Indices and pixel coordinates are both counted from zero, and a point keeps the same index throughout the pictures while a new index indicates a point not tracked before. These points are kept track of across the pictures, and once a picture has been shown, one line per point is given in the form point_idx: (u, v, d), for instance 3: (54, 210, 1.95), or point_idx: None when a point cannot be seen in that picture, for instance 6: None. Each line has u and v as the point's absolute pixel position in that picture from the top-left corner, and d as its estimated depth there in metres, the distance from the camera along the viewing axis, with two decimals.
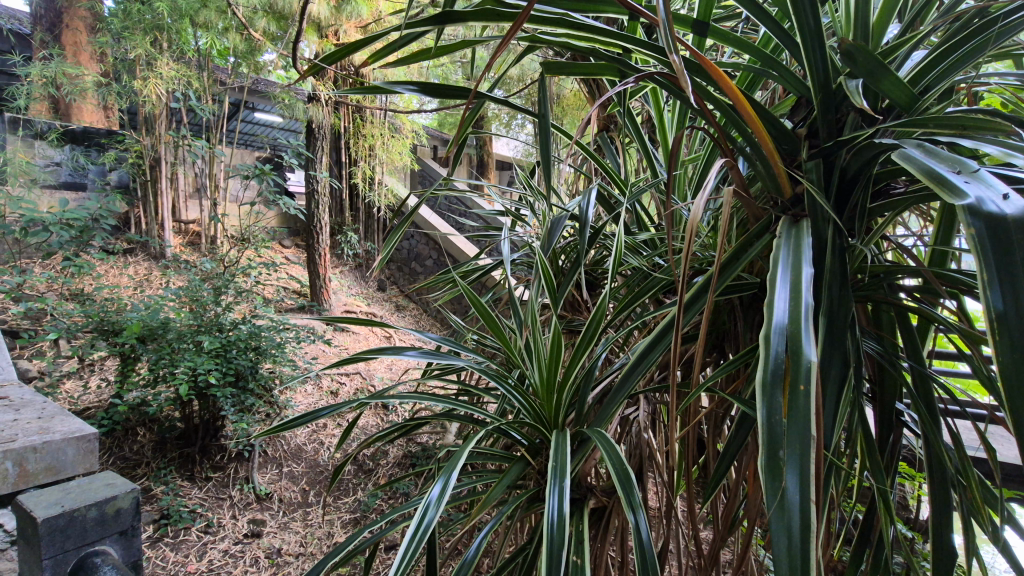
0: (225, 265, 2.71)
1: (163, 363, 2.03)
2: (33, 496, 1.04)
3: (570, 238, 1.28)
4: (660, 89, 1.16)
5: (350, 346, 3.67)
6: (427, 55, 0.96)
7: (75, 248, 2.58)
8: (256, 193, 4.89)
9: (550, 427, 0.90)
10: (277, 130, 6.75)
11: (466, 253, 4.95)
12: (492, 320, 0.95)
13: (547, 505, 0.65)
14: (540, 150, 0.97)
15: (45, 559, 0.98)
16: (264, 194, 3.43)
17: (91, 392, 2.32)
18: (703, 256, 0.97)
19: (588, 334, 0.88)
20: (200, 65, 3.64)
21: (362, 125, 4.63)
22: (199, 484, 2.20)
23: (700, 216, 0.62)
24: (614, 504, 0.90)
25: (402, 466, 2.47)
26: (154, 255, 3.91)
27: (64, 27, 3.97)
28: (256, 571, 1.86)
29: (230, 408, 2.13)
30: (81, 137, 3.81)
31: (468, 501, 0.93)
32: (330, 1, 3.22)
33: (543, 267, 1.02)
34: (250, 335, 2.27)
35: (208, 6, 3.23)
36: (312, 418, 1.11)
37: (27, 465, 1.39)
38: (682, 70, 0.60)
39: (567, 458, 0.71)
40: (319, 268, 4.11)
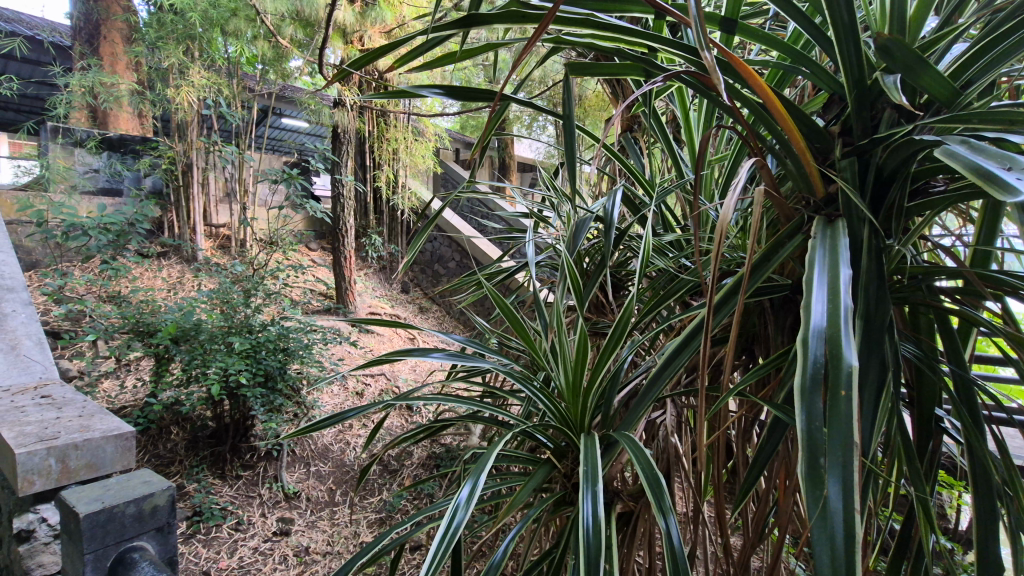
0: (254, 267, 2.76)
1: (196, 363, 2.08)
2: (76, 492, 1.07)
3: (595, 240, 1.27)
4: (686, 88, 1.14)
5: (374, 347, 3.72)
6: (453, 58, 0.96)
7: (112, 252, 2.66)
8: (284, 197, 4.99)
9: (576, 430, 0.89)
10: (304, 135, 6.87)
11: (488, 255, 4.98)
12: (517, 322, 0.95)
13: (581, 510, 0.65)
14: (565, 152, 0.96)
15: (87, 553, 1.01)
16: (291, 199, 3.49)
17: (127, 391, 2.39)
18: (732, 257, 0.95)
19: (614, 336, 0.87)
20: (229, 72, 3.73)
21: (386, 129, 4.68)
22: (230, 482, 2.24)
23: (731, 217, 0.61)
24: (641, 509, 0.90)
25: (426, 466, 2.49)
26: (187, 258, 4.02)
27: (102, 38, 4.12)
28: (285, 568, 1.90)
29: (260, 409, 2.17)
30: (118, 144, 3.93)
31: (495, 502, 0.93)
32: (355, 7, 3.26)
33: (568, 268, 1.02)
34: (279, 336, 2.32)
35: (237, 15, 3.29)
36: (340, 418, 1.11)
37: (69, 462, 1.35)
38: (713, 66, 0.59)
39: (597, 462, 0.70)
40: (345, 270, 4.17)
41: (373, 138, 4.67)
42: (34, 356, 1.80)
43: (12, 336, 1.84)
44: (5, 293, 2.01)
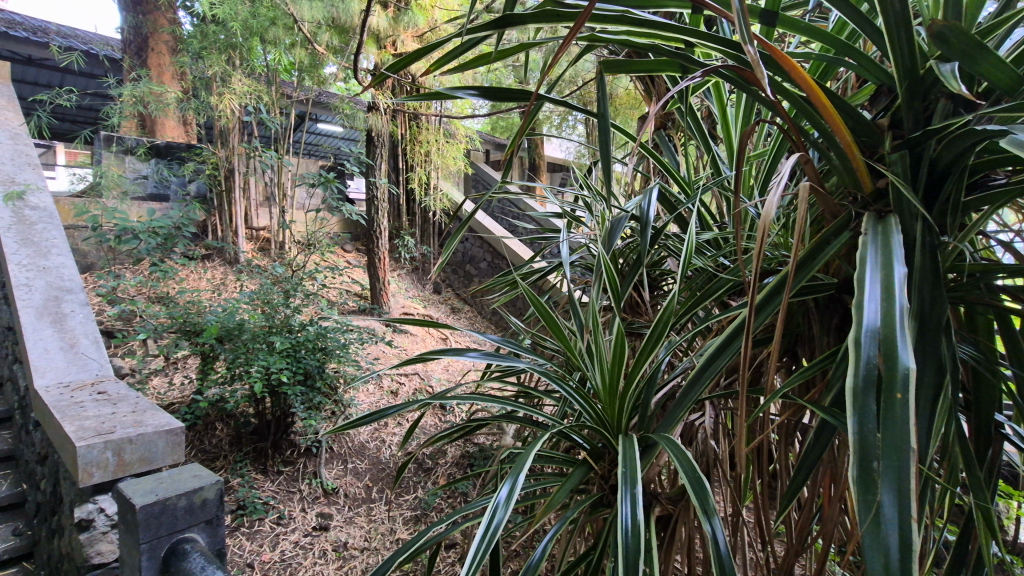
0: (293, 269, 2.83)
1: (239, 361, 2.14)
2: (132, 484, 1.12)
3: (630, 239, 1.26)
4: (724, 83, 1.12)
5: (408, 347, 3.77)
6: (488, 58, 0.97)
7: (160, 254, 2.77)
8: (320, 200, 5.11)
9: (614, 431, 0.88)
10: (339, 139, 7.01)
11: (520, 255, 4.99)
12: (552, 322, 0.94)
13: (619, 511, 0.64)
14: (600, 150, 0.95)
15: (142, 543, 1.05)
16: (328, 202, 3.57)
17: (175, 388, 2.48)
18: (774, 256, 0.92)
19: (652, 337, 0.86)
20: (269, 80, 3.84)
21: (418, 132, 4.74)
22: (272, 477, 2.31)
23: (774, 214, 0.59)
24: (680, 512, 0.88)
25: (460, 466, 2.52)
26: (229, 260, 4.16)
27: (150, 50, 4.32)
28: (325, 563, 1.95)
29: (300, 406, 2.24)
30: (165, 151, 4.09)
31: (534, 503, 0.92)
32: (389, 13, 3.32)
33: (604, 268, 1.01)
34: (318, 336, 2.37)
35: (276, 24, 3.40)
36: (379, 416, 1.12)
37: (124, 455, 1.41)
38: (757, 60, 0.58)
39: (637, 463, 0.69)
40: (379, 271, 4.24)
41: (405, 141, 4.73)
42: (91, 354, 1.90)
43: (70, 336, 1.94)
44: (64, 294, 2.11)
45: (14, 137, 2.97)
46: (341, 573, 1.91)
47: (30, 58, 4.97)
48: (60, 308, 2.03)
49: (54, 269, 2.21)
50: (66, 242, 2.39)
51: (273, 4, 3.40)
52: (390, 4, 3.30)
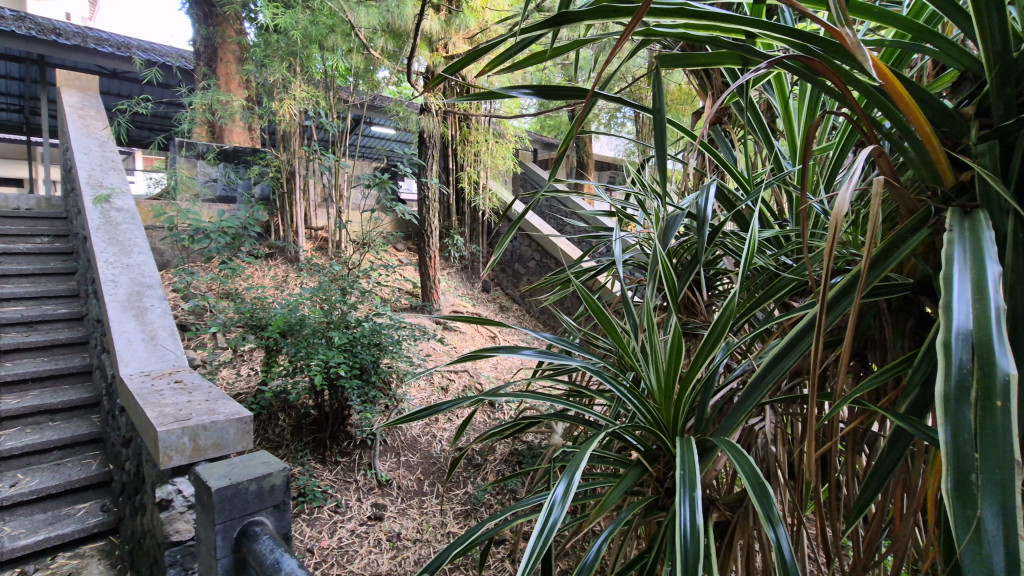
0: (349, 267, 2.92)
1: (301, 355, 2.23)
2: (207, 468, 1.12)
3: (685, 236, 1.22)
4: (787, 74, 1.08)
5: (458, 345, 3.83)
6: (543, 56, 0.96)
7: (229, 252, 2.93)
8: (375, 200, 5.27)
9: (670, 433, 0.86)
10: (392, 141, 7.19)
11: (569, 254, 4.97)
12: (606, 321, 0.93)
13: (677, 514, 0.63)
14: (656, 147, 0.93)
15: (217, 524, 1.04)
16: (382, 202, 3.62)
17: (242, 378, 2.62)
18: (842, 254, 0.88)
19: (711, 338, 0.83)
20: (326, 85, 3.97)
21: (468, 133, 4.78)
22: (330, 467, 2.40)
23: (846, 210, 0.56)
24: (738, 519, 0.86)
25: (509, 462, 2.54)
26: (290, 259, 4.35)
27: (219, 60, 4.61)
28: (380, 552, 2.01)
29: (357, 400, 2.31)
30: (233, 156, 4.32)
31: (586, 502, 0.93)
32: (441, 16, 3.35)
33: (658, 265, 0.99)
34: (373, 332, 2.42)
35: (335, 31, 3.49)
36: (432, 411, 1.14)
37: (199, 440, 1.51)
38: (857, 42, 0.56)
39: (696, 466, 0.67)
40: (430, 269, 4.33)
41: (456, 141, 4.78)
42: (168, 345, 2.03)
43: (150, 328, 2.08)
44: (145, 290, 2.27)
45: (102, 145, 3.22)
46: (395, 562, 1.96)
47: (114, 72, 5.37)
48: (142, 303, 2.18)
49: (137, 266, 2.38)
50: (146, 241, 2.57)
51: (331, 12, 3.50)
52: (442, 7, 3.33)
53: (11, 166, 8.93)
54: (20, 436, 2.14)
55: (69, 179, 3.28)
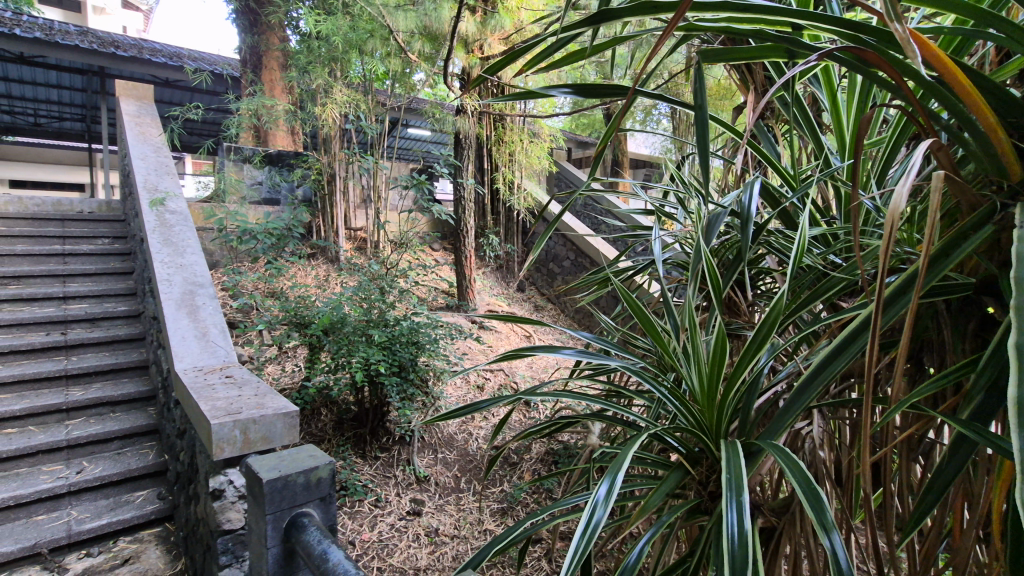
0: (388, 266, 2.98)
1: (342, 352, 2.28)
2: (257, 460, 1.15)
3: (728, 235, 1.19)
4: (835, 66, 1.04)
5: (494, 344, 3.85)
6: (584, 54, 0.96)
7: (274, 252, 3.02)
8: (412, 201, 5.36)
9: (713, 437, 0.84)
10: (428, 142, 7.27)
11: (605, 254, 4.92)
12: (647, 321, 0.91)
13: (724, 518, 0.62)
14: (698, 144, 0.91)
15: (267, 514, 1.07)
16: (420, 203, 3.66)
17: (287, 374, 2.71)
18: (897, 252, 0.84)
19: (756, 339, 0.81)
20: (365, 89, 4.05)
21: (503, 133, 4.79)
22: (370, 461, 2.45)
23: (903, 206, 0.54)
24: (785, 526, 0.84)
25: (545, 462, 2.55)
26: (331, 259, 4.46)
27: (264, 67, 4.77)
28: (419, 546, 2.06)
29: (396, 397, 2.35)
30: (277, 159, 4.46)
31: (627, 502, 0.92)
32: (477, 17, 3.35)
33: (699, 265, 0.96)
34: (411, 331, 2.46)
35: (374, 35, 3.55)
36: (472, 409, 1.15)
37: (249, 434, 1.57)
38: (907, 39, 0.54)
39: (743, 470, 0.66)
40: (466, 269, 4.37)
41: (491, 142, 4.80)
42: (219, 342, 2.12)
43: (202, 325, 2.17)
44: (197, 288, 2.37)
45: (157, 150, 3.38)
46: (434, 557, 2.01)
47: (167, 81, 5.63)
48: (194, 301, 2.29)
49: (189, 266, 2.49)
50: (198, 242, 2.68)
51: (370, 18, 3.56)
52: (478, 9, 3.34)
53: (74, 171, 9.47)
54: (85, 426, 2.27)
55: (127, 183, 3.46)
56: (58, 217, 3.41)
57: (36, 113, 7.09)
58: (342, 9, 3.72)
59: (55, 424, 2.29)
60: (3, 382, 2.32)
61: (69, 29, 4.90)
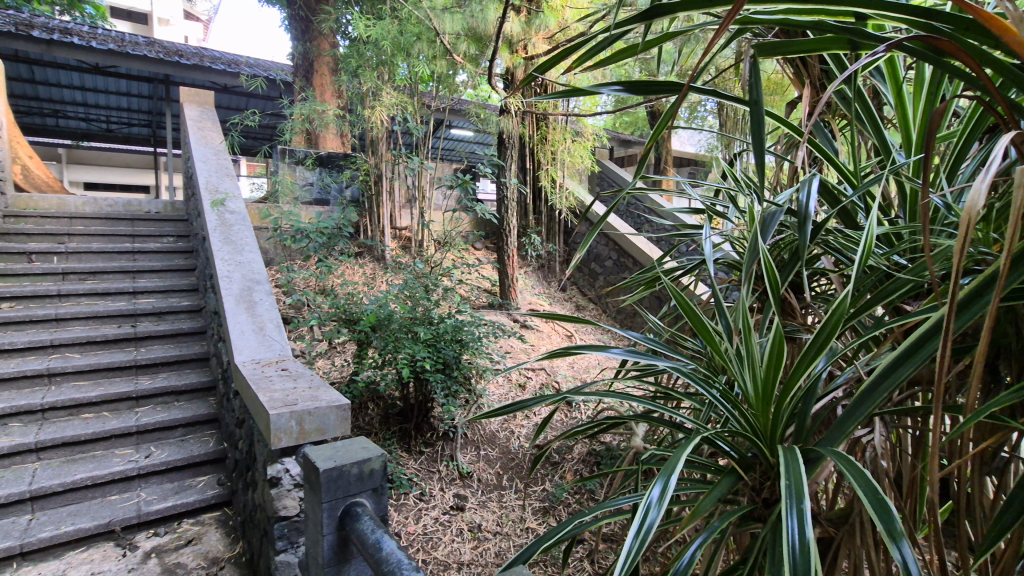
0: (433, 265, 3.03)
1: (389, 348, 2.34)
2: (313, 450, 1.19)
3: (783, 233, 1.15)
4: (900, 58, 0.99)
5: (536, 343, 3.86)
6: (633, 51, 0.95)
7: (325, 250, 3.12)
8: (456, 201, 5.44)
9: (768, 442, 0.82)
10: (471, 142, 7.32)
11: (649, 254, 4.85)
12: (698, 322, 0.89)
13: (784, 526, 0.60)
14: (753, 140, 0.89)
15: (324, 502, 1.11)
16: (463, 202, 3.70)
17: (337, 369, 2.79)
18: (974, 253, 0.79)
19: (816, 342, 0.78)
20: (411, 91, 4.12)
21: (547, 132, 4.77)
22: (415, 456, 2.50)
23: (982, 202, 0.50)
24: (843, 537, 0.81)
25: (587, 463, 2.54)
26: (377, 257, 4.57)
27: (315, 72, 4.93)
28: (462, 541, 2.09)
29: (441, 393, 2.39)
30: (328, 161, 4.60)
31: (678, 506, 0.90)
32: (522, 17, 3.35)
33: (754, 265, 0.93)
34: (456, 329, 2.49)
35: (420, 38, 3.60)
36: (518, 406, 1.15)
37: (305, 424, 1.62)
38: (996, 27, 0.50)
39: (803, 477, 0.63)
40: (508, 268, 4.39)
41: (535, 141, 4.79)
42: (275, 336, 2.20)
43: (259, 320, 2.27)
44: (255, 285, 2.48)
45: (217, 153, 3.55)
46: (478, 552, 2.04)
47: (226, 87, 5.90)
48: (252, 297, 2.39)
49: (247, 263, 2.60)
50: (255, 241, 2.80)
51: (417, 21, 3.62)
52: (523, 9, 3.33)
53: (141, 174, 10.05)
54: (153, 414, 2.42)
55: (190, 184, 3.65)
56: (128, 217, 3.63)
57: (108, 120, 7.57)
58: (391, 13, 3.80)
59: (126, 410, 2.44)
60: (81, 371, 2.50)
61: (138, 40, 5.21)
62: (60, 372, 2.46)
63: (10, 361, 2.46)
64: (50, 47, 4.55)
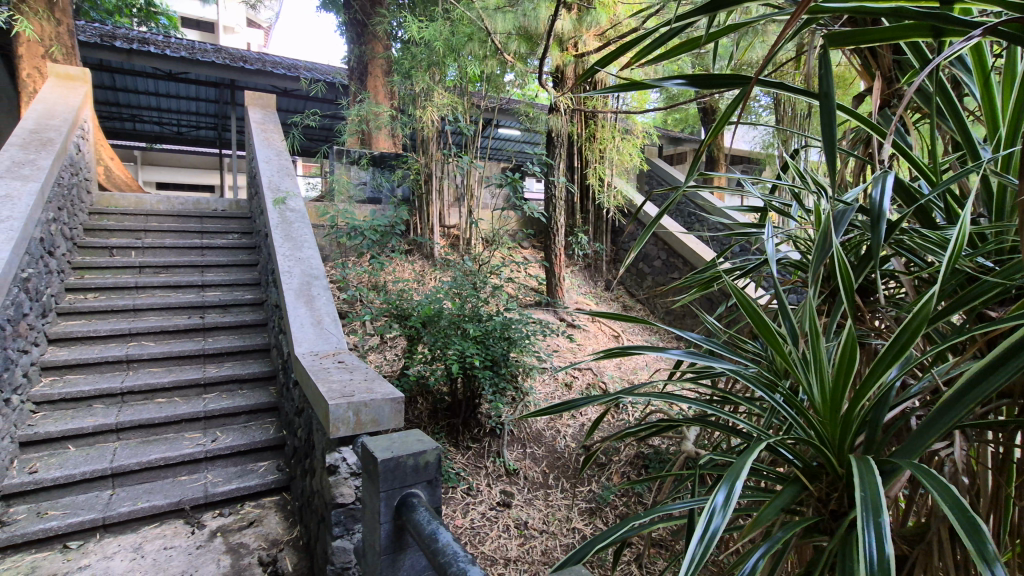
0: (482, 263, 3.05)
1: (439, 344, 2.38)
2: (371, 440, 1.22)
3: (852, 232, 1.09)
4: (989, 46, 0.91)
5: (583, 343, 3.83)
6: (695, 44, 0.93)
7: (378, 247, 3.20)
8: (503, 199, 5.46)
9: (835, 451, 0.79)
10: (519, 141, 7.32)
11: (699, 255, 4.72)
12: (762, 324, 0.86)
13: (861, 540, 0.57)
14: (823, 135, 0.85)
15: (381, 491, 1.14)
16: (512, 201, 3.71)
17: (388, 363, 2.86)
18: None
19: (891, 348, 0.73)
20: (462, 91, 4.17)
21: (596, 130, 4.71)
22: (463, 451, 2.53)
23: None
24: (918, 556, 0.76)
25: (634, 465, 2.51)
26: (426, 255, 4.66)
27: (369, 74, 5.06)
28: (509, 538, 2.11)
29: (489, 390, 2.40)
30: (380, 161, 4.71)
31: (743, 512, 0.88)
32: (574, 15, 3.31)
33: (822, 266, 0.88)
34: (504, 327, 2.50)
35: (472, 39, 3.62)
36: (570, 405, 1.14)
37: (361, 415, 1.67)
38: None
39: (881, 490, 0.60)
40: (555, 268, 4.38)
41: (583, 140, 4.73)
42: (332, 329, 2.28)
43: (317, 314, 2.35)
44: (313, 280, 2.57)
45: (279, 154, 3.71)
46: (524, 549, 2.05)
47: (285, 91, 6.15)
48: (311, 291, 2.48)
49: (306, 260, 2.70)
50: (313, 238, 2.90)
51: (469, 21, 3.64)
52: (575, 6, 3.29)
53: (206, 174, 10.62)
54: (219, 401, 2.56)
55: (253, 184, 3.83)
56: (197, 214, 3.85)
57: (179, 124, 8.05)
58: (443, 14, 3.84)
59: (195, 396, 2.59)
60: (156, 358, 2.67)
61: (207, 48, 5.51)
62: (137, 359, 2.63)
63: (94, 348, 2.65)
64: (130, 57, 4.88)
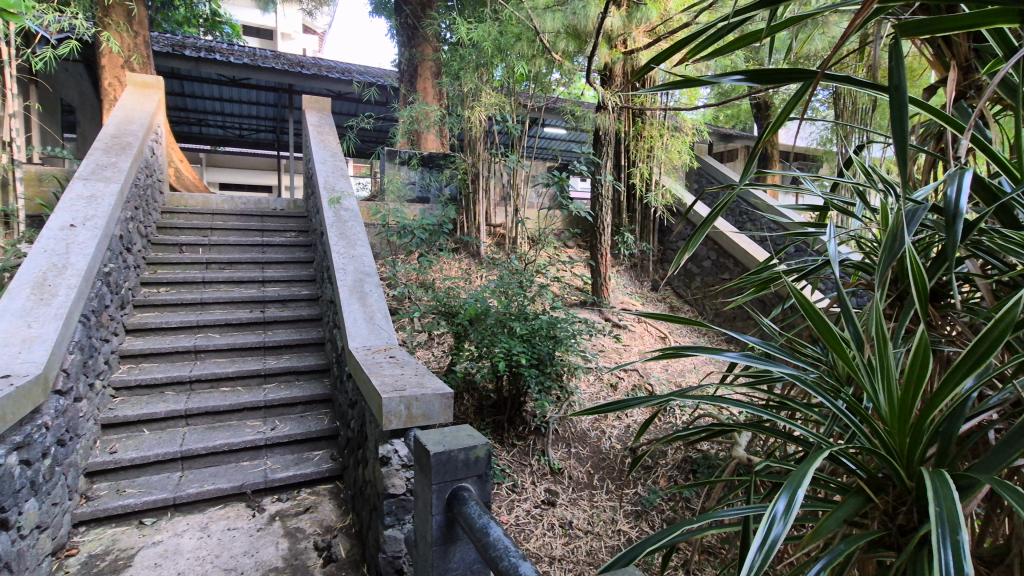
0: (528, 262, 3.06)
1: (486, 342, 2.40)
2: (423, 434, 1.25)
3: (924, 232, 1.02)
4: None
5: (629, 344, 3.78)
6: (756, 37, 0.90)
7: (426, 245, 3.26)
8: (549, 198, 5.46)
9: (904, 462, 0.75)
10: (565, 139, 7.28)
11: (752, 255, 4.57)
12: (823, 328, 0.82)
13: (935, 555, 0.54)
14: (894, 131, 0.80)
15: (433, 484, 1.16)
16: (558, 200, 3.70)
17: (436, 359, 2.92)
18: None
19: (967, 356, 0.69)
20: (509, 91, 4.19)
21: (643, 128, 4.64)
22: (508, 448, 2.55)
23: None
24: None
25: (681, 469, 2.47)
26: (472, 253, 4.71)
27: (419, 75, 5.16)
28: (553, 536, 2.11)
29: (535, 388, 2.40)
30: (429, 161, 4.80)
31: (804, 521, 0.85)
32: (623, 12, 3.25)
33: (890, 269, 0.84)
34: (550, 326, 2.50)
35: (520, 38, 3.62)
36: (620, 405, 1.12)
37: (412, 409, 1.72)
38: None
39: (958, 506, 0.57)
40: (601, 267, 4.33)
41: (630, 138, 4.66)
42: (383, 325, 2.35)
43: (369, 310, 2.42)
44: (365, 277, 2.65)
45: (333, 155, 3.84)
46: (569, 549, 2.06)
47: (339, 94, 6.36)
48: (364, 288, 2.56)
49: (359, 257, 2.79)
50: (366, 236, 2.99)
51: (517, 21, 3.65)
52: (624, 3, 3.24)
53: (264, 174, 11.11)
54: (277, 391, 2.68)
55: (309, 184, 3.98)
56: (258, 213, 4.05)
57: (241, 127, 8.46)
58: (492, 15, 3.87)
59: (256, 386, 2.72)
60: (220, 349, 2.83)
61: (267, 54, 5.76)
62: (204, 350, 2.80)
63: (166, 338, 2.83)
64: (198, 65, 5.17)
